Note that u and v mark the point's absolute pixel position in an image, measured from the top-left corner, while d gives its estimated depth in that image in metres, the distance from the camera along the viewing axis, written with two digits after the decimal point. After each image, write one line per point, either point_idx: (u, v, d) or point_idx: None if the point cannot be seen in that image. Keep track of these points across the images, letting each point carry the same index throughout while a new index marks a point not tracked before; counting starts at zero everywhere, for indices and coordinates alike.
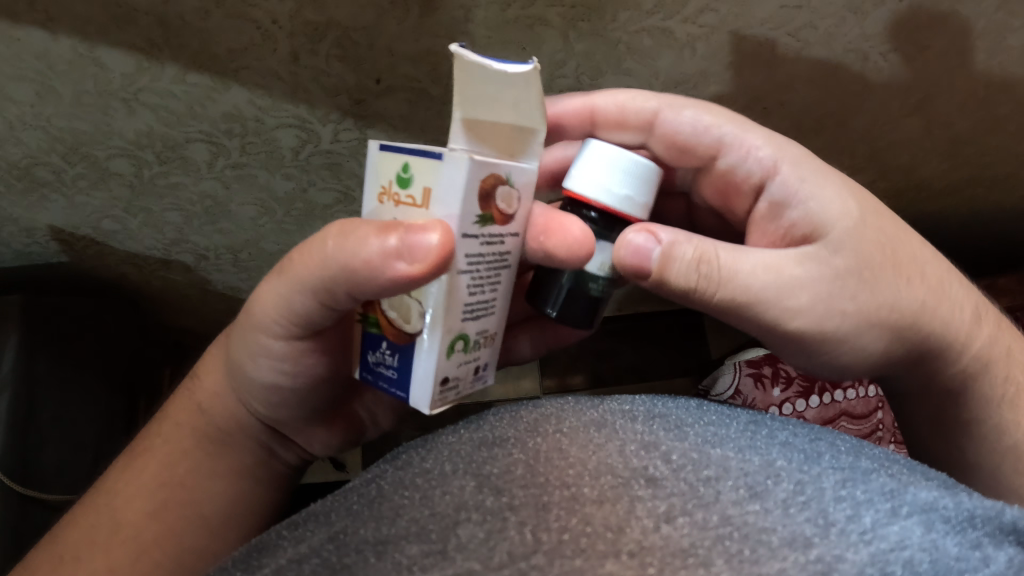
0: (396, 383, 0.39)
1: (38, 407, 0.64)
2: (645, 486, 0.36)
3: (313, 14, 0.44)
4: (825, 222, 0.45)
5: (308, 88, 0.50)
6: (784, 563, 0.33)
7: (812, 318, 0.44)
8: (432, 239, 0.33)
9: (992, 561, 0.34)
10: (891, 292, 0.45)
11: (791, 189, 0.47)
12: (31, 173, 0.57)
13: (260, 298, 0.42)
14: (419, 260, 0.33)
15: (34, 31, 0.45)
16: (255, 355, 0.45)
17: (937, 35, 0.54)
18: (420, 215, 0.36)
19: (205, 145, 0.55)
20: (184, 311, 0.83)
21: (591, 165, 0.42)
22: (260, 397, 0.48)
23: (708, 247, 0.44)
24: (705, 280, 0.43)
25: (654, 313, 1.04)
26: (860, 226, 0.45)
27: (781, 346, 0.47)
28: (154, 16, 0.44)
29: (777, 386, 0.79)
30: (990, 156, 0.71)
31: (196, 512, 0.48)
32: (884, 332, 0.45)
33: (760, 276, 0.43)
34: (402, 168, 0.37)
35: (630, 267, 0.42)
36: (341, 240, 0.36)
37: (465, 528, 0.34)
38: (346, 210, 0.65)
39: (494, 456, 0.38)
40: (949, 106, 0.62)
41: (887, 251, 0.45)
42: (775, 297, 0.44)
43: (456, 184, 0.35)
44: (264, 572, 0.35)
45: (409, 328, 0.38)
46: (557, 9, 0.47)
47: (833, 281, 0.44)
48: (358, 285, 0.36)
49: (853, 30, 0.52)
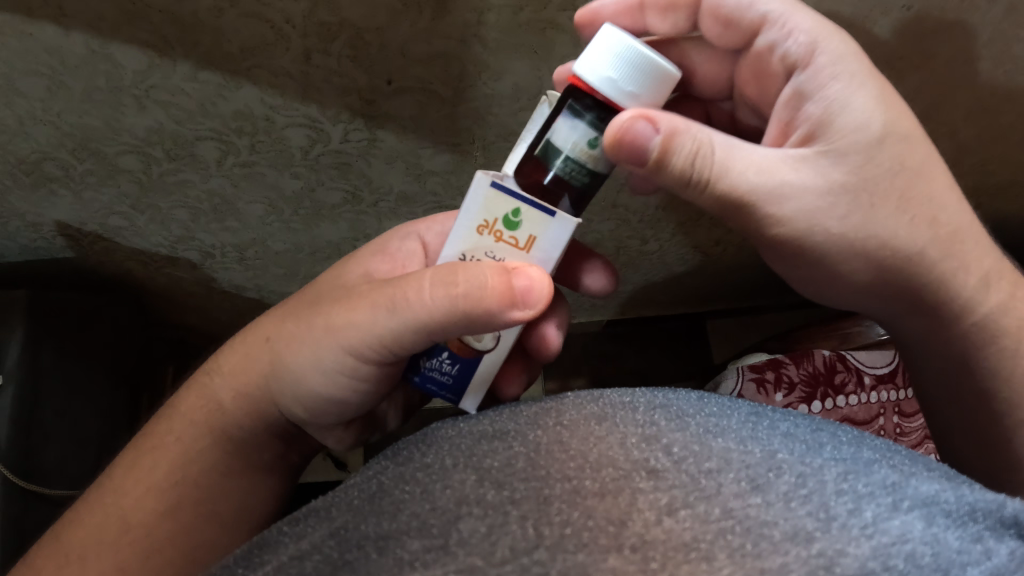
0: (449, 388, 0.46)
1: (43, 402, 0.65)
2: (646, 478, 0.36)
3: (326, 14, 0.44)
4: (837, 132, 0.43)
5: (319, 87, 0.50)
6: (786, 557, 0.33)
7: (802, 226, 0.43)
8: (543, 286, 0.39)
9: (994, 554, 0.36)
10: (877, 220, 0.44)
11: (818, 84, 0.43)
12: (39, 168, 0.57)
13: (358, 322, 0.44)
14: (533, 305, 0.39)
15: (46, 27, 0.45)
16: (330, 371, 0.47)
17: (944, 42, 0.52)
18: (521, 258, 0.41)
19: (215, 143, 0.55)
20: (188, 309, 0.83)
21: (605, 54, 0.37)
22: (307, 405, 0.50)
23: (706, 140, 0.41)
24: (696, 176, 0.41)
25: (659, 320, 1.05)
26: (883, 140, 0.43)
27: (750, 236, 0.46)
28: (167, 13, 0.44)
29: (780, 391, 0.80)
30: (994, 164, 0.69)
31: (211, 509, 0.50)
32: (869, 262, 0.45)
33: (753, 174, 0.42)
34: (511, 213, 0.40)
35: (625, 152, 0.38)
36: (455, 281, 0.40)
37: (466, 522, 0.34)
38: (353, 210, 0.66)
39: (494, 449, 0.39)
40: (955, 115, 0.61)
41: (898, 186, 0.43)
42: (763, 199, 0.42)
43: (560, 239, 0.40)
44: (266, 569, 0.36)
45: (479, 346, 0.44)
46: (567, 13, 0.46)
47: (834, 201, 0.43)
48: (471, 326, 0.41)
49: (862, 40, 0.50)
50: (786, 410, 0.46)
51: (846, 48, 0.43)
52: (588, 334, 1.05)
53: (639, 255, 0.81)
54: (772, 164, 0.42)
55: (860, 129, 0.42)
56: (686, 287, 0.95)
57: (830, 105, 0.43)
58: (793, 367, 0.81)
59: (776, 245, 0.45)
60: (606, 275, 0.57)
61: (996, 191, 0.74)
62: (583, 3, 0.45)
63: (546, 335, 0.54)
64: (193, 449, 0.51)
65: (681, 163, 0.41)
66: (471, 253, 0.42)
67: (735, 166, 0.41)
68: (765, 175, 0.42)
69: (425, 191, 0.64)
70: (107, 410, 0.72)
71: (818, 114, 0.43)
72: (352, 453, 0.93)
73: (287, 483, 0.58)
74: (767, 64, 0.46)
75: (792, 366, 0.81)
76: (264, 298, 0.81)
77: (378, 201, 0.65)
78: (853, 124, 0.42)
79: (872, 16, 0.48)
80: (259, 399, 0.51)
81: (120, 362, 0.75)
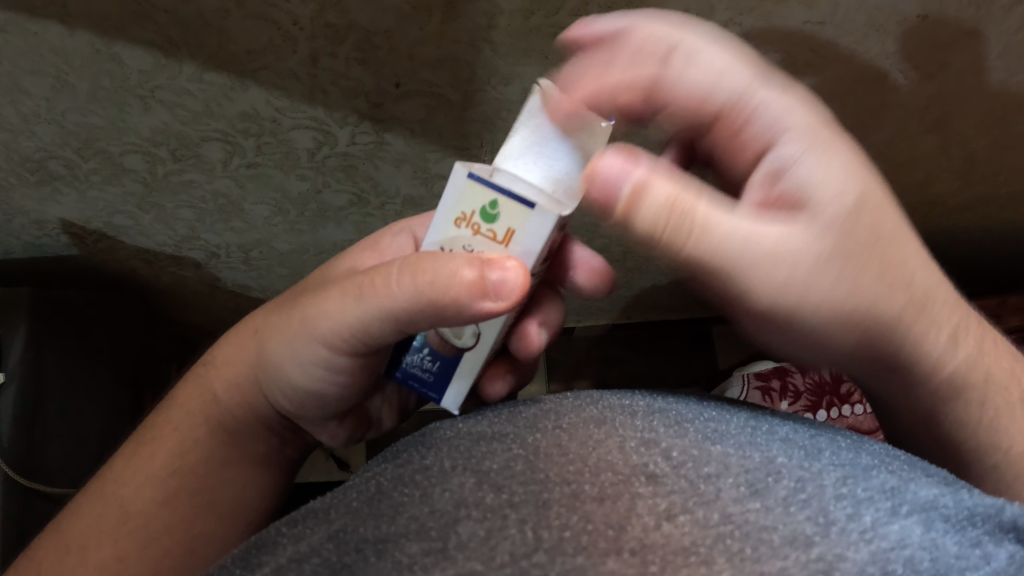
0: (429, 385, 0.44)
1: (47, 400, 0.65)
2: (645, 483, 0.36)
3: (335, 17, 0.44)
4: (814, 203, 0.40)
5: (327, 90, 0.50)
6: (785, 561, 0.33)
7: (791, 291, 0.40)
8: (518, 279, 0.36)
9: (993, 558, 0.35)
10: (872, 288, 0.40)
11: (793, 155, 0.41)
12: (43, 167, 0.57)
13: (328, 315, 0.44)
14: (504, 297, 0.36)
15: (51, 26, 0.44)
16: (304, 363, 0.47)
17: (960, 52, 0.51)
18: (499, 252, 0.38)
19: (221, 144, 0.55)
20: (193, 308, 0.83)
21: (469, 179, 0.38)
22: (290, 396, 0.50)
23: (688, 195, 0.38)
24: (675, 228, 0.38)
25: (663, 321, 1.06)
26: (860, 206, 0.40)
27: (728, 299, 0.42)
28: (174, 14, 0.43)
29: (785, 400, 0.80)
30: (1006, 175, 0.68)
31: (211, 498, 0.50)
32: (860, 330, 0.42)
33: (732, 235, 0.38)
34: (488, 204, 0.38)
35: (597, 192, 0.37)
36: (421, 275, 0.38)
37: (465, 525, 0.34)
38: (358, 212, 0.65)
39: (493, 450, 0.39)
40: (967, 125, 0.60)
41: (881, 246, 0.40)
42: (745, 260, 0.39)
43: (543, 233, 0.37)
44: (265, 570, 0.35)
45: (459, 343, 0.43)
46: (579, 19, 0.45)
47: (818, 272, 0.39)
48: (441, 315, 0.39)
49: (873, 47, 0.50)
50: (784, 412, 0.45)
51: (818, 120, 0.42)
52: (592, 335, 1.06)
53: (647, 259, 0.81)
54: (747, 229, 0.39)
55: (841, 200, 0.39)
56: (692, 291, 0.94)
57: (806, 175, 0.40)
58: (798, 375, 0.82)
59: (765, 314, 0.42)
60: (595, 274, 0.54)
61: (1006, 201, 0.73)
62: (596, 9, 0.44)
63: (529, 334, 0.52)
64: (195, 449, 0.51)
65: (657, 212, 0.37)
66: (450, 245, 0.40)
67: (717, 222, 0.38)
68: (740, 236, 0.39)
69: (432, 195, 0.63)
70: (109, 410, 0.72)
71: (799, 185, 0.40)
72: (354, 453, 0.94)
73: (288, 482, 0.58)
74: (749, 138, 0.44)
75: (798, 374, 0.82)
76: (269, 297, 0.81)
77: (385, 204, 0.64)
78: (838, 193, 0.39)
79: (885, 24, 0.48)
80: (252, 390, 0.51)
81: (124, 358, 0.75)
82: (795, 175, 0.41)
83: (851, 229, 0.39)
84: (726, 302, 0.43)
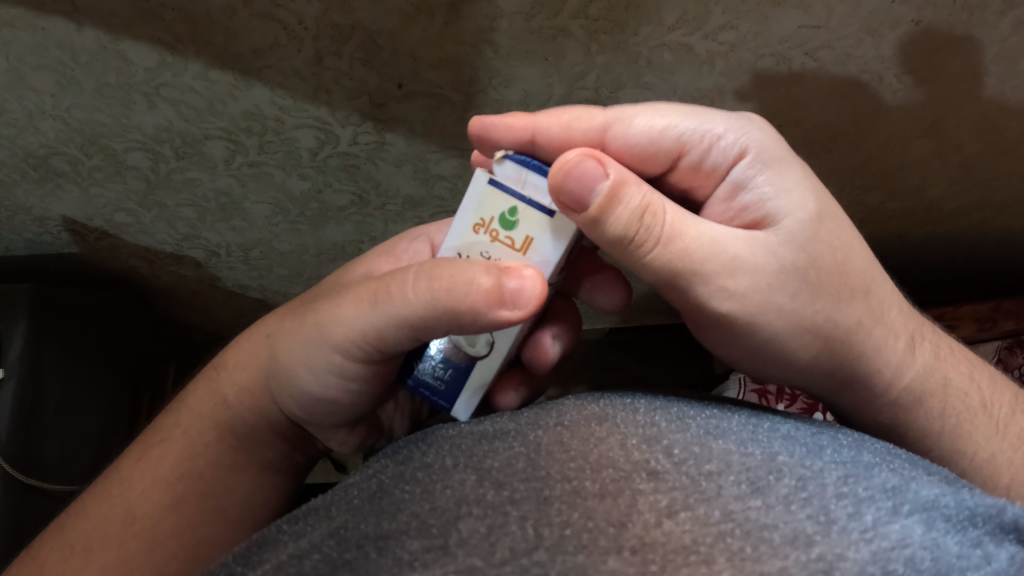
0: (441, 394, 0.44)
1: (46, 397, 0.66)
2: (647, 479, 0.34)
3: (340, 17, 0.44)
4: (777, 216, 0.41)
5: (331, 90, 0.50)
6: (785, 561, 0.31)
7: (751, 306, 0.41)
8: (536, 290, 0.36)
9: (994, 559, 0.34)
10: (834, 307, 0.42)
11: (751, 176, 0.42)
12: (46, 163, 0.57)
13: (340, 321, 0.43)
14: (521, 307, 0.36)
15: (59, 22, 0.45)
16: (316, 369, 0.46)
17: (952, 58, 0.52)
18: (516, 260, 0.38)
19: (224, 142, 0.55)
20: (193, 308, 0.84)
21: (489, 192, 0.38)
22: (301, 404, 0.50)
23: (659, 202, 0.38)
24: (647, 235, 0.38)
25: (660, 327, 1.06)
26: (818, 222, 0.42)
27: (679, 299, 0.43)
28: (181, 12, 0.44)
29: (781, 403, 0.81)
30: (999, 180, 0.69)
31: (217, 504, 0.50)
32: (818, 346, 0.44)
33: (700, 248, 0.39)
34: (508, 211, 0.38)
35: (569, 194, 0.35)
36: (437, 281, 0.37)
37: (465, 523, 0.32)
38: (359, 212, 0.66)
39: (494, 449, 0.37)
40: (960, 130, 0.61)
41: (839, 263, 0.42)
42: (712, 274, 0.40)
43: (560, 243, 0.38)
44: (265, 567, 0.34)
45: (473, 351, 0.43)
46: (579, 21, 0.46)
47: (780, 294, 0.41)
48: (457, 323, 0.38)
49: (869, 53, 0.51)
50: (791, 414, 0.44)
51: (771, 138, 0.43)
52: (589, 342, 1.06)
53: None
54: (717, 248, 0.39)
55: (799, 226, 0.41)
56: None
57: (764, 195, 0.42)
58: None
59: (724, 323, 0.43)
60: (616, 289, 0.56)
61: (1000, 207, 0.74)
62: (596, 11, 0.45)
63: (543, 345, 0.52)
64: (202, 454, 0.50)
65: (630, 216, 0.37)
66: (467, 250, 0.39)
67: (686, 232, 0.39)
68: (709, 253, 0.39)
69: (432, 196, 0.64)
70: (108, 407, 0.72)
71: (760, 199, 0.42)
72: (351, 456, 0.94)
73: (294, 485, 0.57)
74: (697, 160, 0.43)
75: None
76: (268, 298, 0.82)
77: (386, 204, 0.65)
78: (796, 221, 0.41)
79: (881, 29, 0.48)
80: (261, 396, 0.51)
81: (122, 358, 0.75)
82: (755, 191, 0.42)
83: (811, 255, 0.41)
84: (677, 301, 0.43)
